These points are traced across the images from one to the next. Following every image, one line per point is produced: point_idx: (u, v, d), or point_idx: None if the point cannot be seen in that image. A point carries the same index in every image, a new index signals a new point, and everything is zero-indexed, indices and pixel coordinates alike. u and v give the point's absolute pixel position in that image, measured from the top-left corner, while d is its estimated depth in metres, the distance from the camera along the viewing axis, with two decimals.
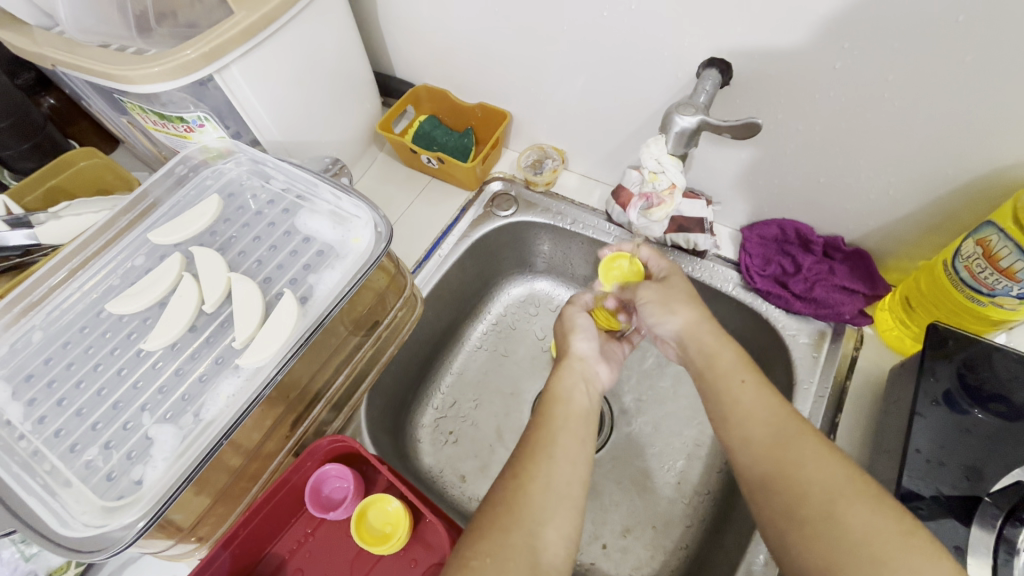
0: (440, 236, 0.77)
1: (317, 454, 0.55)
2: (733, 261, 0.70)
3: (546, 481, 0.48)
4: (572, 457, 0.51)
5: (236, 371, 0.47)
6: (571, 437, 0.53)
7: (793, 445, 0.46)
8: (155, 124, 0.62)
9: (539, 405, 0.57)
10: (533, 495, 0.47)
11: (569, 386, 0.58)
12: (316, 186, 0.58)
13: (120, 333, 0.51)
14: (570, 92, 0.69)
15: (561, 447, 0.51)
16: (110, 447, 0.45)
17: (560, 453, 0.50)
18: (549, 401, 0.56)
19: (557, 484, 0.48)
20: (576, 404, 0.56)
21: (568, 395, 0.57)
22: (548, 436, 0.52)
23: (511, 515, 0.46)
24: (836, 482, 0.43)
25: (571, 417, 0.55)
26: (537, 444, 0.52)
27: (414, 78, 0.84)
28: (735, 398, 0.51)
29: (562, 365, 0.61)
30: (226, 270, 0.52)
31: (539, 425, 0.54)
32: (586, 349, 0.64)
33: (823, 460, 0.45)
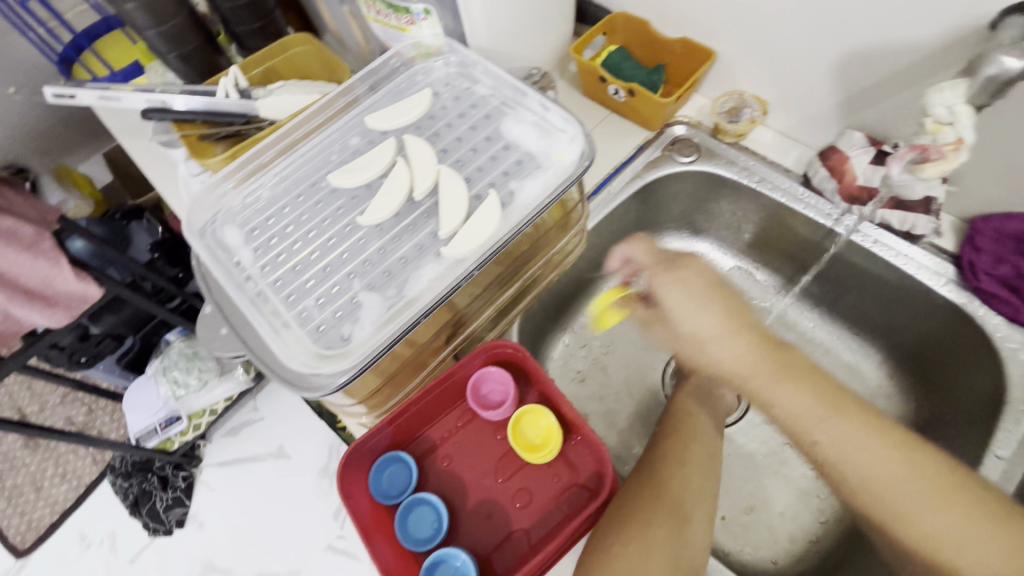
0: (612, 172, 0.74)
1: (483, 356, 0.57)
2: (951, 254, 0.62)
3: (682, 487, 0.50)
4: (702, 467, 0.53)
5: (438, 259, 0.49)
6: (700, 452, 0.55)
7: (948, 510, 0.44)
8: (375, 14, 0.64)
9: (663, 419, 0.60)
10: (667, 494, 0.49)
11: (694, 409, 0.60)
12: (523, 96, 0.57)
13: (331, 206, 0.53)
14: (803, 33, 0.62)
15: (692, 459, 0.53)
16: (323, 303, 0.49)
17: (693, 467, 0.52)
18: (672, 416, 0.60)
19: (692, 490, 0.50)
20: (705, 425, 0.58)
21: (696, 411, 0.60)
22: (678, 449, 0.54)
23: (650, 509, 0.48)
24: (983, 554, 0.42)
25: (700, 430, 0.57)
26: (669, 452, 0.54)
27: (612, 4, 0.79)
28: (830, 438, 0.47)
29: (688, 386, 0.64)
30: (435, 162, 0.53)
31: (669, 436, 0.56)
32: (713, 371, 0.67)
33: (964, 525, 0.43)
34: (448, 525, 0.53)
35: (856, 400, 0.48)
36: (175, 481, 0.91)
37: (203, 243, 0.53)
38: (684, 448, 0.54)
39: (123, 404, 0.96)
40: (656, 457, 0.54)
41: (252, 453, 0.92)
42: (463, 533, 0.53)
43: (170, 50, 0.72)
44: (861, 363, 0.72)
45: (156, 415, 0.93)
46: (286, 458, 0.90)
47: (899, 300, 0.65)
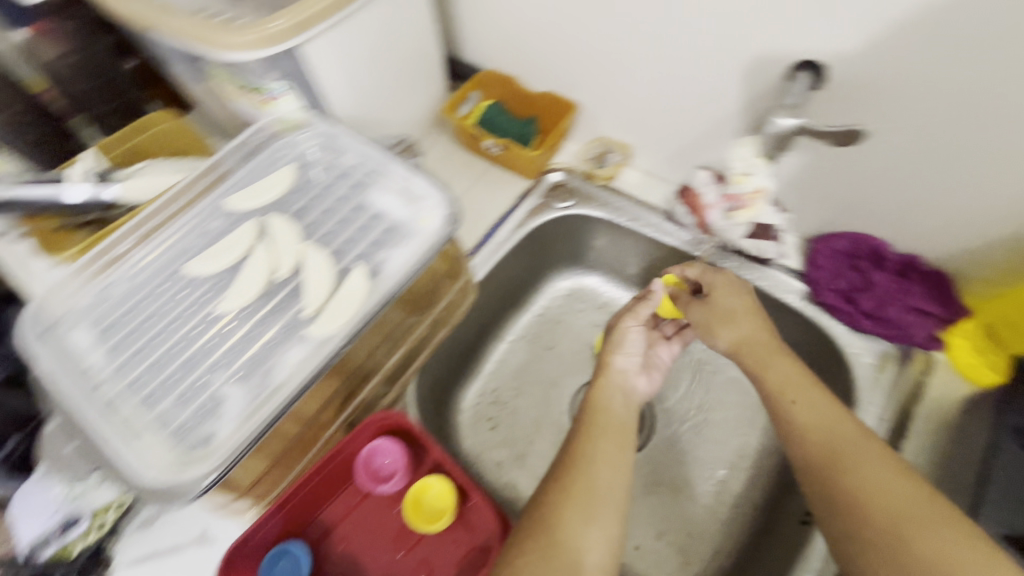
0: (496, 223, 0.77)
1: (370, 428, 0.56)
2: (798, 272, 0.68)
3: (592, 485, 0.50)
4: (611, 461, 0.53)
5: (304, 341, 0.48)
6: (612, 444, 0.54)
7: (855, 463, 0.47)
8: (235, 93, 0.64)
9: (580, 414, 0.59)
10: (573, 498, 0.49)
11: (608, 397, 0.60)
12: (387, 165, 0.58)
13: (195, 294, 0.53)
14: (647, 85, 0.68)
15: (601, 454, 0.53)
16: (184, 400, 0.47)
17: (600, 455, 0.53)
18: (591, 409, 0.58)
19: (600, 489, 0.50)
20: (617, 416, 0.58)
21: (607, 403, 0.59)
22: (590, 447, 0.54)
23: (557, 518, 0.48)
24: (904, 501, 0.44)
25: (611, 427, 0.56)
26: (579, 450, 0.54)
27: (482, 63, 0.83)
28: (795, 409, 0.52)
29: (600, 377, 0.62)
30: (298, 241, 0.54)
31: (582, 434, 0.55)
32: (628, 363, 0.64)
33: (890, 482, 0.45)
34: None
35: (785, 352, 0.57)
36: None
37: (43, 349, 0.49)
38: (594, 445, 0.54)
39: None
40: (566, 457, 0.54)
41: (170, 544, 0.57)
42: None
43: (16, 137, 0.67)
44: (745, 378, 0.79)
45: (43, 519, 0.54)
46: (209, 549, 0.56)
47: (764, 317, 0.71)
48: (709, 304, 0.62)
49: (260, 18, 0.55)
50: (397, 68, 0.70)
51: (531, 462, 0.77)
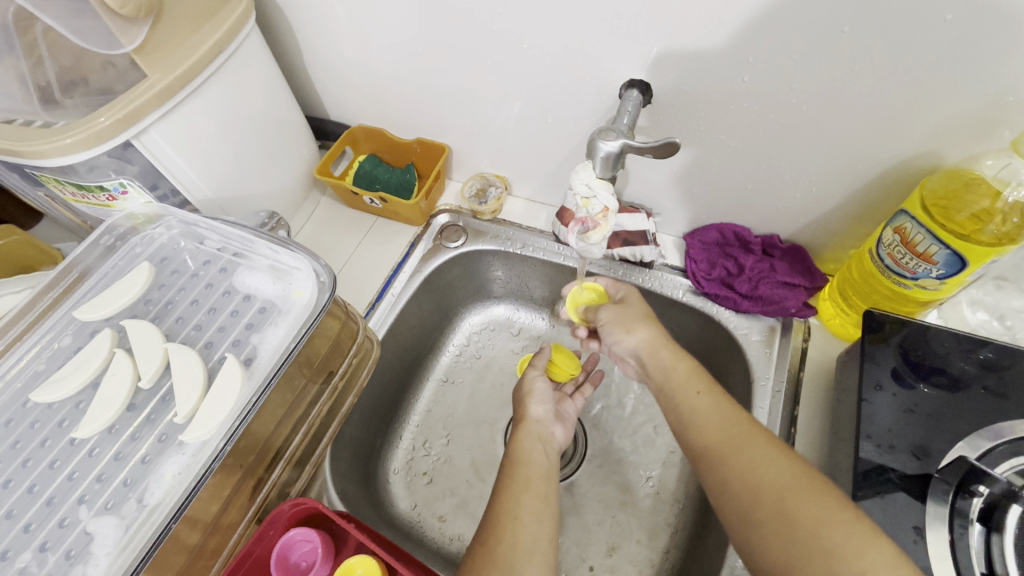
0: (391, 275, 0.76)
1: (280, 521, 0.54)
2: (680, 268, 0.72)
3: (516, 543, 0.49)
4: (537, 515, 0.52)
5: (181, 448, 0.45)
6: (535, 496, 0.54)
7: (745, 448, 0.47)
8: (74, 195, 0.60)
9: (503, 471, 0.58)
10: (501, 554, 0.48)
11: (529, 450, 0.61)
12: (252, 243, 0.56)
13: (51, 422, 0.47)
14: (506, 120, 0.70)
15: (525, 508, 0.53)
16: (46, 548, 0.41)
17: (525, 512, 0.52)
18: (512, 464, 0.58)
19: (527, 545, 0.49)
20: (537, 466, 0.58)
21: (529, 456, 0.59)
22: (513, 502, 0.53)
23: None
24: (786, 478, 0.44)
25: (533, 477, 0.56)
26: (504, 508, 0.53)
27: (349, 120, 0.83)
28: (690, 408, 0.53)
29: (521, 430, 0.64)
30: (162, 340, 0.49)
31: (504, 491, 0.55)
32: (542, 412, 0.67)
33: (775, 461, 0.46)
34: None
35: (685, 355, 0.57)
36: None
37: None
38: (518, 501, 0.53)
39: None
40: (493, 516, 0.52)
41: None
42: None
43: None
44: None
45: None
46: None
47: (662, 315, 0.75)
48: (620, 307, 0.63)
49: (82, 118, 0.53)
50: (257, 140, 0.68)
51: (474, 509, 0.74)
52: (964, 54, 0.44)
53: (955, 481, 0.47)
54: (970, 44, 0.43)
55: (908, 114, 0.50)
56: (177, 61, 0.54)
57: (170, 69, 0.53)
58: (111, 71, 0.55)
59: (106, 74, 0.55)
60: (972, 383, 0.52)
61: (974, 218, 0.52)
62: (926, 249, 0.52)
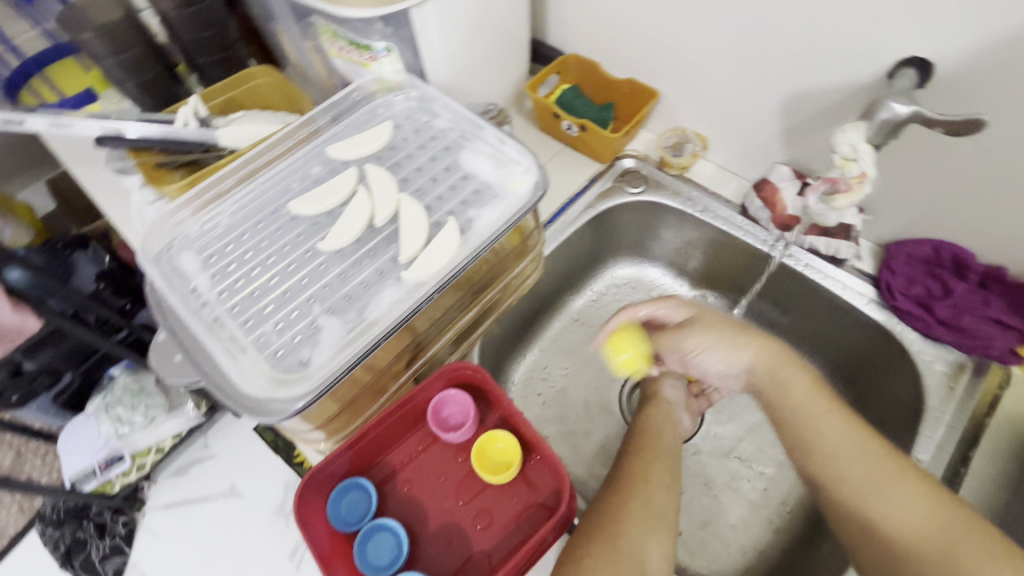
0: (567, 202, 0.79)
1: (442, 378, 0.58)
2: (872, 276, 0.68)
3: (646, 503, 0.52)
4: (666, 485, 0.54)
5: (398, 283, 0.50)
6: (665, 469, 0.56)
7: (898, 489, 0.51)
8: (339, 50, 0.66)
9: (627, 445, 0.61)
10: (634, 509, 0.51)
11: (659, 425, 0.65)
12: (480, 129, 0.61)
13: (293, 230, 0.55)
14: (735, 77, 0.68)
15: (656, 478, 0.55)
16: (281, 327, 0.49)
17: (657, 482, 0.54)
18: (641, 433, 0.63)
19: (657, 506, 0.52)
20: (667, 443, 0.61)
21: (658, 430, 0.63)
22: (641, 468, 0.56)
23: (618, 524, 0.50)
24: (945, 523, 0.48)
25: (662, 450, 0.59)
26: (632, 472, 0.56)
27: (564, 46, 0.85)
28: (834, 442, 0.56)
29: (652, 406, 0.69)
30: (395, 190, 0.55)
31: (632, 458, 0.58)
32: (675, 397, 0.72)
33: (932, 505, 0.49)
34: (410, 551, 0.53)
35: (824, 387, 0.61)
36: (111, 528, 0.72)
37: (158, 269, 0.53)
38: (647, 468, 0.56)
39: (60, 443, 0.81)
40: (623, 472, 0.56)
41: (197, 494, 0.74)
42: (425, 558, 0.53)
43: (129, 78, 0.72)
44: None
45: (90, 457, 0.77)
46: (238, 499, 0.74)
47: (830, 319, 0.71)
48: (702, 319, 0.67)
49: None
50: (493, 41, 0.72)
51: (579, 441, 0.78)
52: None
53: None
54: None
55: None
56: None
57: None
58: None
59: None
60: None
61: None
62: None
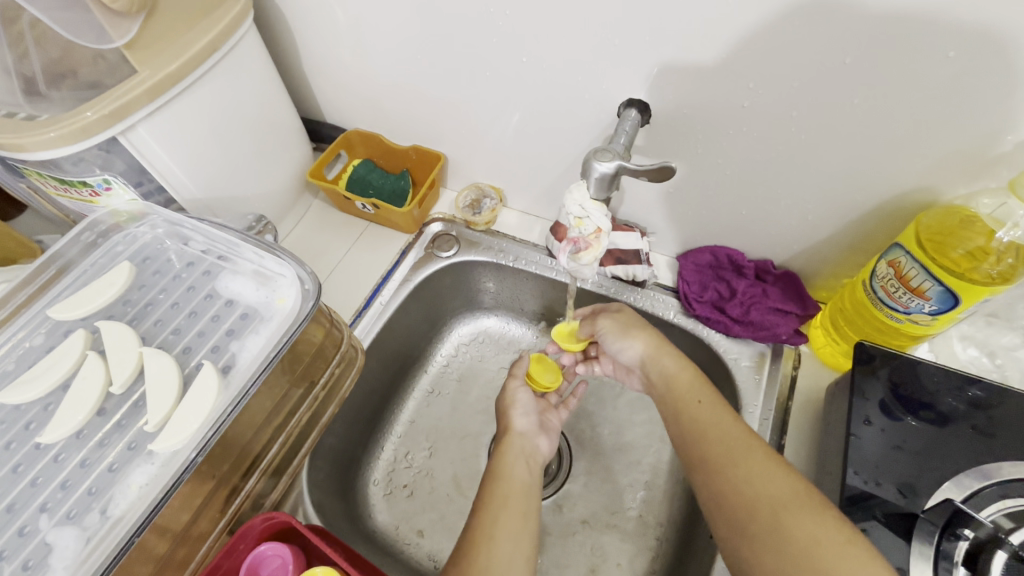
0: (380, 282, 0.75)
1: (250, 536, 0.53)
2: (672, 288, 0.72)
3: (489, 565, 0.47)
4: (514, 534, 0.51)
5: (150, 458, 0.43)
6: (514, 513, 0.53)
7: (743, 460, 0.47)
8: (57, 189, 0.58)
9: (481, 486, 0.57)
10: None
11: (512, 465, 0.59)
12: (237, 246, 0.55)
13: (17, 424, 0.45)
14: (505, 131, 0.69)
15: (503, 526, 0.51)
16: (2, 558, 0.40)
17: (502, 531, 0.50)
18: (491, 480, 0.57)
19: (501, 566, 0.47)
20: (516, 481, 0.57)
21: (510, 471, 0.58)
22: (490, 518, 0.51)
23: None
24: (783, 492, 0.44)
25: (513, 493, 0.55)
26: (479, 526, 0.51)
27: (345, 124, 0.82)
28: (695, 416, 0.52)
29: (504, 444, 0.62)
30: (137, 344, 0.48)
31: (484, 505, 0.54)
32: (525, 424, 0.66)
33: (771, 472, 0.46)
34: None
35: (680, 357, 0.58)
36: None
37: None
38: (495, 518, 0.51)
39: None
40: (467, 536, 0.50)
41: None
42: None
43: None
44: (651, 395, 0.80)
45: None
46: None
47: None
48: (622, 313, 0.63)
49: (68, 111, 0.51)
50: (249, 140, 0.67)
51: (454, 524, 0.73)
52: (960, 90, 0.44)
53: (941, 522, 0.47)
54: (971, 79, 0.43)
55: (905, 148, 0.50)
56: (170, 59, 0.53)
57: (161, 67, 0.52)
58: (101, 65, 0.53)
59: (95, 67, 0.53)
60: (961, 421, 0.52)
61: (969, 256, 0.51)
62: (919, 284, 0.52)
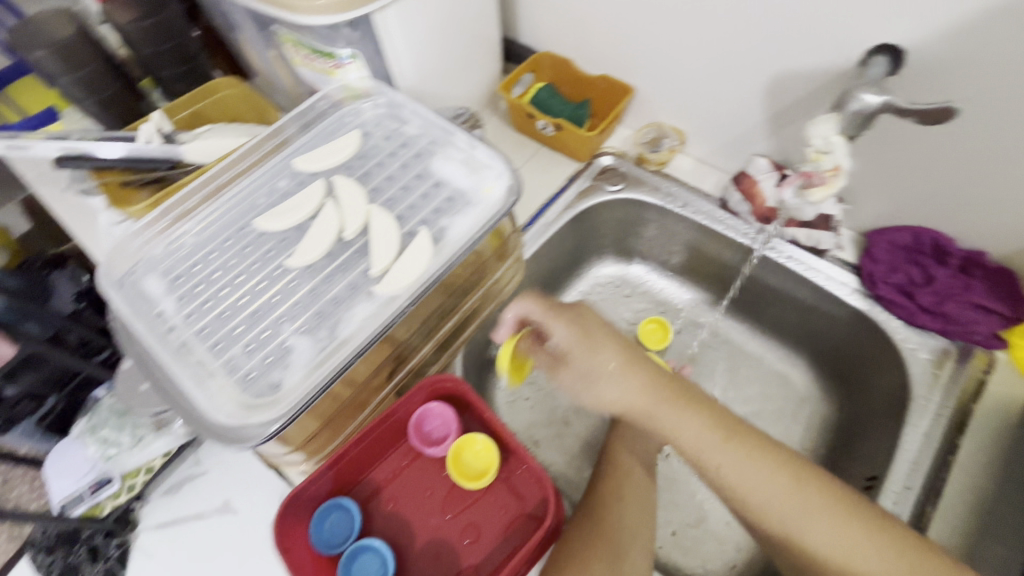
0: (547, 202, 0.77)
1: (423, 392, 0.57)
2: (853, 265, 0.68)
3: (620, 521, 0.52)
4: (639, 501, 0.55)
5: (370, 297, 0.49)
6: (637, 489, 0.56)
7: (802, 514, 0.49)
8: (303, 58, 0.65)
9: (602, 459, 0.61)
10: (608, 526, 0.52)
11: (628, 449, 0.60)
12: (451, 135, 0.59)
13: (260, 249, 0.53)
14: (712, 69, 0.67)
15: (630, 493, 0.56)
16: (251, 349, 0.48)
17: (628, 501, 0.55)
18: (612, 455, 0.60)
19: (628, 524, 0.52)
20: (640, 456, 0.60)
21: (628, 452, 0.60)
22: (616, 485, 0.56)
23: (605, 534, 0.51)
24: (851, 554, 0.48)
25: (636, 469, 0.58)
26: (607, 490, 0.56)
27: (537, 45, 0.83)
28: (720, 472, 0.52)
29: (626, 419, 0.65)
30: (366, 202, 0.54)
31: (606, 477, 0.58)
32: None
33: (840, 531, 0.48)
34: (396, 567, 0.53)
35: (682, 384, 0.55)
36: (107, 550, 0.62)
37: (121, 295, 0.51)
38: (621, 484, 0.56)
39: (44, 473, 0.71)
40: (599, 491, 0.56)
41: (193, 513, 0.64)
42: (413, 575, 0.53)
43: (88, 95, 0.70)
44: (791, 373, 0.77)
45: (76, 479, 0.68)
46: (231, 516, 0.63)
47: (815, 310, 0.71)
48: (576, 347, 0.57)
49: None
50: (462, 39, 0.70)
51: (570, 444, 0.77)
52: None
53: None
54: None
55: None
56: None
57: None
58: None
59: None
60: None
61: None
62: None
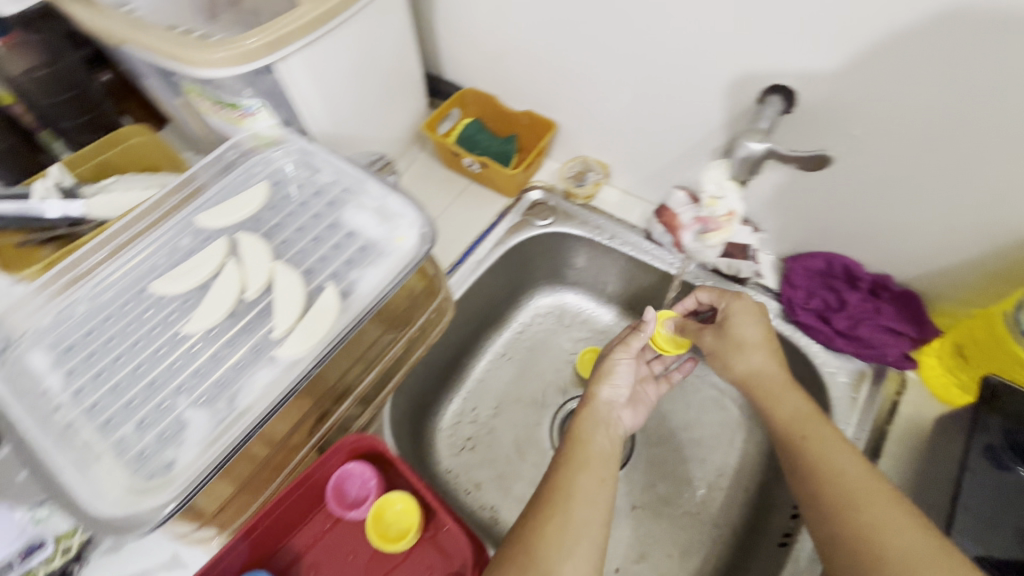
0: (475, 241, 0.77)
1: (340, 452, 0.55)
2: (775, 291, 0.70)
3: (565, 522, 0.46)
4: (590, 497, 0.48)
5: (273, 361, 0.47)
6: (592, 477, 0.50)
7: (872, 501, 0.45)
8: (211, 108, 0.63)
9: (560, 447, 0.54)
10: (549, 533, 0.45)
11: (591, 430, 0.56)
12: (363, 183, 0.58)
13: (160, 314, 0.51)
14: (626, 106, 0.68)
15: (581, 489, 0.49)
16: (144, 426, 0.45)
17: (579, 493, 0.48)
18: (572, 441, 0.54)
19: (575, 526, 0.46)
20: (597, 449, 0.53)
21: (589, 435, 0.55)
22: (567, 479, 0.49)
23: (556, 517, 0.46)
24: (915, 545, 0.41)
25: (591, 458, 0.52)
26: (558, 483, 0.50)
27: (461, 82, 0.83)
28: (815, 456, 0.50)
29: (586, 406, 0.60)
30: (271, 259, 0.52)
31: (559, 464, 0.51)
32: (614, 395, 0.62)
33: (906, 523, 0.43)
34: None
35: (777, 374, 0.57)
36: None
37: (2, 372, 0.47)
38: (573, 479, 0.49)
39: None
40: (544, 491, 0.49)
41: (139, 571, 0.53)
42: None
43: None
44: (727, 398, 0.78)
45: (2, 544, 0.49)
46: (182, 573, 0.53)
47: None
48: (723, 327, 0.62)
49: (233, 36, 0.55)
50: (378, 83, 0.69)
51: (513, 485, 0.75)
52: None
53: None
54: None
55: None
56: None
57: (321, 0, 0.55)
58: None
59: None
60: None
61: None
62: None
